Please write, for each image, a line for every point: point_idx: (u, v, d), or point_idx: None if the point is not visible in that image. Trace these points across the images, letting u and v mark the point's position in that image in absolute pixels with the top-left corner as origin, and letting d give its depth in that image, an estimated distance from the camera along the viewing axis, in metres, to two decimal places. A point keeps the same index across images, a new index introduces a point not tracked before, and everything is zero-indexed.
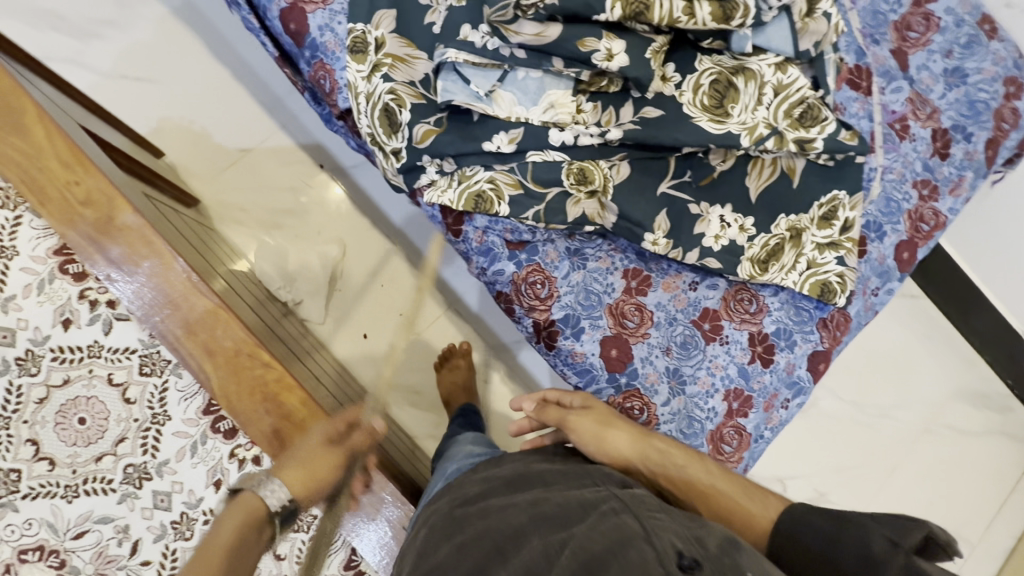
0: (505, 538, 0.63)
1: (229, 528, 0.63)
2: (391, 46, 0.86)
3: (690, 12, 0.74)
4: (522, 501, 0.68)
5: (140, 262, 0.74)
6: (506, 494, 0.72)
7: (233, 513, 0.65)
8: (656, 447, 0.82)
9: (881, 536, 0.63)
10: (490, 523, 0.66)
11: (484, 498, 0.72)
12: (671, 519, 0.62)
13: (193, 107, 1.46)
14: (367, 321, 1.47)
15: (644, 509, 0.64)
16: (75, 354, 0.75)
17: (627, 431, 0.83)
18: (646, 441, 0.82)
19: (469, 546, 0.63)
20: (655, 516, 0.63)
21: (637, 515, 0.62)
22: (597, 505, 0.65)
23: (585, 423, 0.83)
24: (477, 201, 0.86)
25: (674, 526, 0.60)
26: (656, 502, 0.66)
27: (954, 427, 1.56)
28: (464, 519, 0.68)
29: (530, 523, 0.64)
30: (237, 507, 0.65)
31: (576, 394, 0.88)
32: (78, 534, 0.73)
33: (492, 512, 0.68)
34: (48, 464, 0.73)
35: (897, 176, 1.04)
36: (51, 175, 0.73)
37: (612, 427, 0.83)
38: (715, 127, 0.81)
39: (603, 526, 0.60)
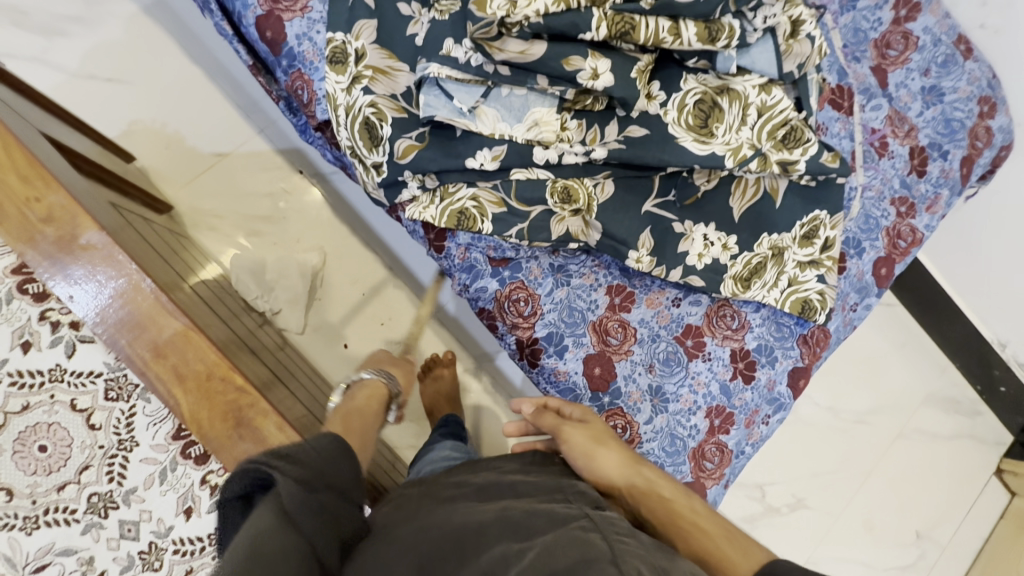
0: (465, 535, 0.61)
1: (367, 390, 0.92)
2: (372, 58, 0.84)
3: (676, 33, 0.74)
4: (489, 507, 0.66)
5: (105, 282, 0.71)
6: (476, 500, 0.70)
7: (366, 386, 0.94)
8: (645, 475, 0.79)
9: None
10: (453, 521, 0.64)
11: (453, 502, 0.70)
12: (642, 547, 0.60)
13: (166, 109, 1.41)
14: (347, 330, 1.44)
15: (613, 532, 0.62)
16: (35, 379, 0.72)
17: (617, 452, 0.81)
18: (635, 467, 0.80)
19: (426, 540, 0.61)
20: (624, 540, 0.61)
21: (605, 536, 0.61)
22: (566, 519, 0.63)
23: (578, 437, 0.82)
24: (459, 218, 0.85)
25: (644, 552, 0.58)
26: (627, 527, 0.64)
27: (927, 432, 1.59)
28: (428, 516, 0.66)
29: (495, 525, 0.62)
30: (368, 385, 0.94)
31: (577, 406, 0.87)
32: (39, 567, 0.69)
33: (457, 513, 0.66)
34: (5, 494, 0.69)
35: (875, 193, 1.05)
36: (10, 191, 0.69)
37: (604, 446, 0.82)
38: (700, 148, 0.81)
39: (569, 541, 0.58)
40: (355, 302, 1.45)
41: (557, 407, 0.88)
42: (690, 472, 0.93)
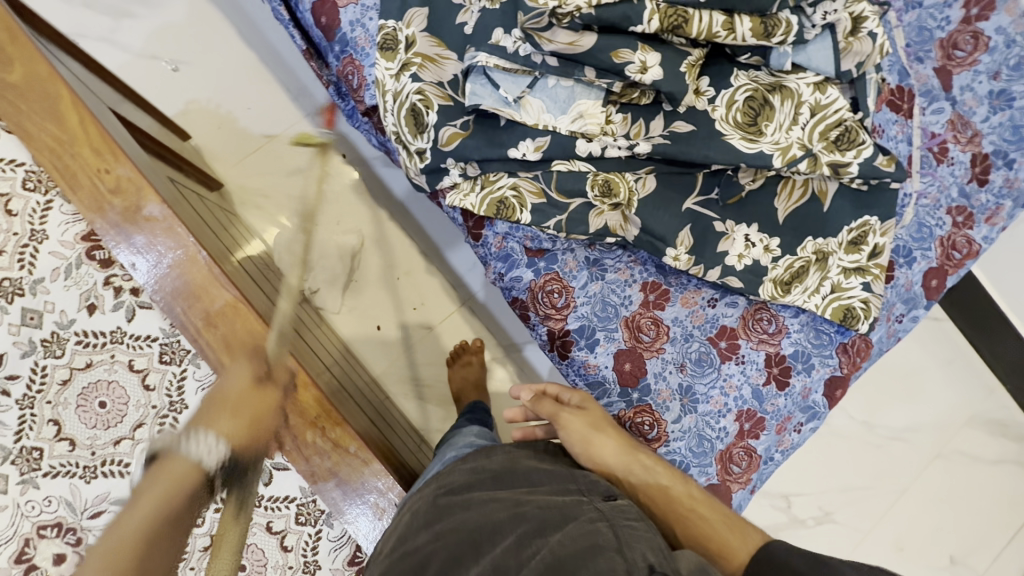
0: (483, 532, 0.63)
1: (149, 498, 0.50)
2: (421, 46, 0.86)
3: (729, 27, 0.73)
4: (505, 497, 0.67)
5: (164, 253, 0.75)
6: (491, 488, 0.71)
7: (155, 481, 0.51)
8: (643, 463, 0.79)
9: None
10: (470, 517, 0.65)
11: (469, 490, 0.71)
12: (647, 530, 0.61)
13: (220, 90, 1.47)
14: (380, 312, 1.47)
15: (620, 517, 0.63)
16: (98, 339, 0.77)
17: (614, 440, 0.80)
18: (633, 456, 0.79)
19: (449, 537, 0.64)
20: (632, 526, 0.61)
21: (613, 524, 0.61)
22: (576, 508, 0.64)
23: (577, 423, 0.82)
24: (499, 207, 0.87)
25: (650, 537, 0.59)
26: (634, 510, 0.65)
27: (969, 454, 1.52)
28: (448, 507, 0.68)
29: (511, 520, 0.63)
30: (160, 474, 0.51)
31: (575, 393, 0.87)
32: (95, 513, 0.74)
33: (474, 504, 0.67)
34: (68, 444, 0.75)
35: (931, 201, 1.01)
36: (83, 162, 0.74)
37: (603, 433, 0.81)
38: (747, 146, 0.79)
39: (577, 531, 0.59)
40: (390, 287, 1.49)
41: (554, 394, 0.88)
42: (716, 474, 0.93)
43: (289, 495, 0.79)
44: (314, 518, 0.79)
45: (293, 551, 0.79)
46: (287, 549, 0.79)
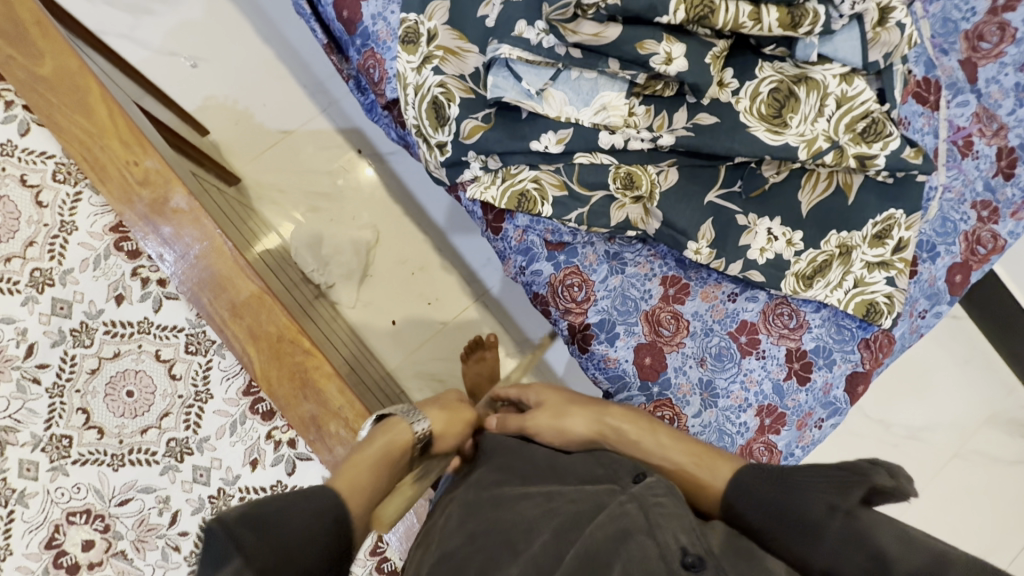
0: (517, 527, 0.62)
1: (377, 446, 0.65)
2: (443, 38, 0.86)
3: (756, 17, 0.72)
4: (535, 493, 0.67)
5: (191, 244, 0.76)
6: (520, 485, 0.70)
7: (382, 434, 0.67)
8: (611, 425, 0.78)
9: (821, 501, 0.57)
10: (503, 515, 0.65)
11: (499, 486, 0.71)
12: (679, 504, 0.59)
13: (238, 86, 1.48)
14: (395, 307, 1.48)
15: (648, 494, 0.61)
16: (126, 329, 0.78)
17: (580, 415, 0.80)
18: (600, 421, 0.78)
19: (483, 537, 0.62)
20: (661, 503, 0.59)
21: (642, 504, 0.60)
22: (607, 497, 0.64)
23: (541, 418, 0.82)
24: (520, 200, 0.87)
25: (681, 513, 0.57)
26: (661, 482, 0.63)
27: (988, 454, 1.50)
28: (478, 507, 0.68)
29: (543, 517, 0.62)
30: (385, 430, 0.67)
31: (530, 391, 0.90)
32: (123, 501, 0.76)
33: (505, 503, 0.67)
34: (97, 432, 0.76)
35: (955, 195, 0.99)
36: (112, 154, 0.75)
37: (566, 416, 0.81)
38: (773, 138, 0.79)
39: (605, 519, 0.59)
40: (406, 282, 1.49)
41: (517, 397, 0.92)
42: None
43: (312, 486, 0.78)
44: None
45: None
46: None
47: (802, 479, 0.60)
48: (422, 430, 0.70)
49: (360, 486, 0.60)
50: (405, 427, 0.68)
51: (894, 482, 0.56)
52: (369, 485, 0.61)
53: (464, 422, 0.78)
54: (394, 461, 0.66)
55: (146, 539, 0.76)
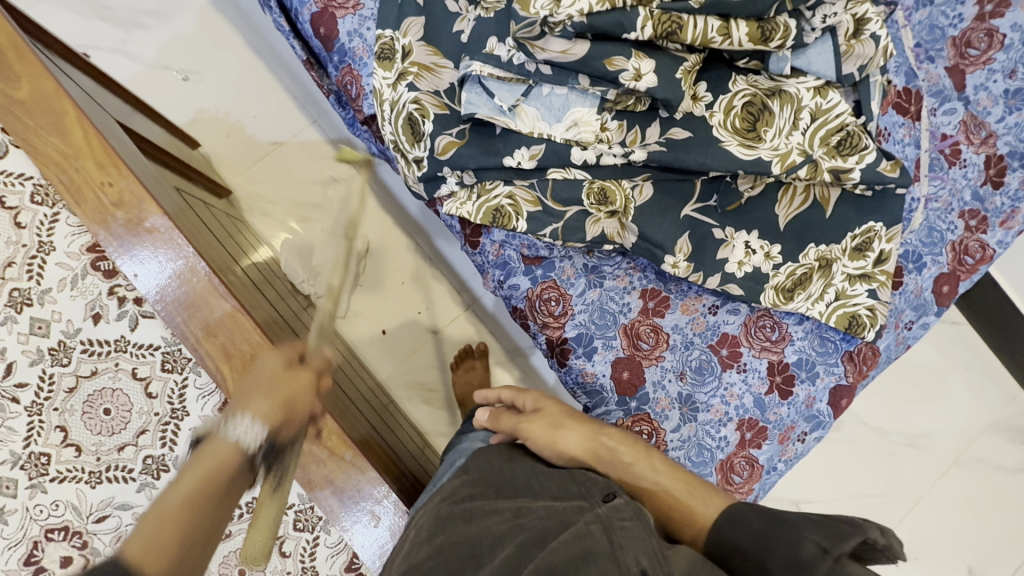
0: (484, 541, 0.63)
1: (192, 474, 0.56)
2: (418, 54, 0.86)
3: (725, 32, 0.72)
4: (506, 508, 0.66)
5: (166, 264, 0.77)
6: (494, 499, 0.69)
7: (199, 458, 0.57)
8: (606, 445, 0.76)
9: (811, 542, 0.56)
10: (472, 530, 0.65)
11: (470, 501, 0.70)
12: (644, 528, 0.58)
13: (228, 98, 1.49)
14: (386, 316, 1.49)
15: (614, 517, 0.60)
16: (102, 347, 0.79)
17: (576, 431, 0.77)
18: (595, 438, 0.76)
19: (449, 551, 0.63)
20: (627, 528, 0.58)
21: (607, 528, 0.59)
22: (573, 514, 0.62)
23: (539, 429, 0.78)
24: (495, 216, 0.86)
25: (645, 538, 0.56)
26: (630, 505, 0.61)
27: (988, 462, 1.47)
28: (450, 518, 0.68)
29: (510, 532, 0.62)
30: (204, 452, 0.58)
31: (528, 396, 0.84)
32: (100, 518, 0.76)
33: (476, 517, 0.67)
34: (74, 450, 0.77)
35: (942, 204, 0.97)
36: (88, 176, 0.76)
37: (564, 428, 0.78)
38: (745, 153, 0.78)
39: (570, 536, 0.58)
40: (396, 292, 1.50)
41: (511, 398, 0.87)
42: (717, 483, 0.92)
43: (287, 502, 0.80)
44: (312, 526, 0.80)
45: (292, 557, 0.81)
46: (286, 554, 0.80)
47: (796, 519, 0.59)
48: (245, 435, 0.59)
49: (159, 549, 0.50)
50: (223, 445, 0.58)
51: (886, 539, 0.56)
52: (177, 540, 0.51)
53: (298, 391, 0.67)
54: (225, 484, 0.57)
55: None
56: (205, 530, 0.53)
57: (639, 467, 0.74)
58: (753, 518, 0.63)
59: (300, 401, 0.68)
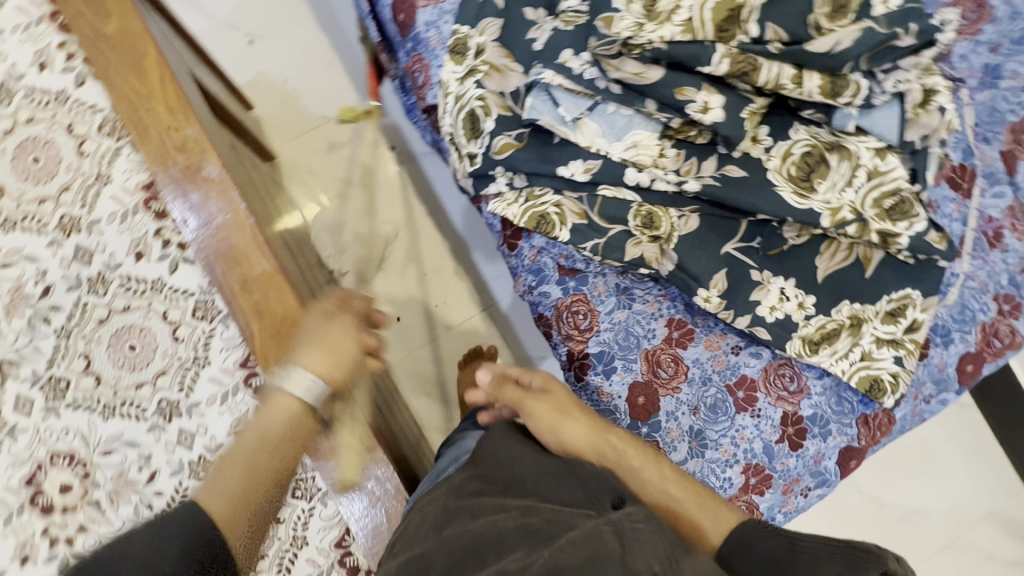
0: (488, 540, 0.61)
1: (267, 418, 0.68)
2: (490, 54, 0.88)
3: (798, 81, 0.73)
4: (513, 507, 0.65)
5: (215, 214, 0.78)
6: (500, 496, 0.69)
7: (270, 407, 0.69)
8: (611, 445, 0.77)
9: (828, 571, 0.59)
10: (478, 528, 0.63)
11: (478, 496, 0.69)
12: (654, 532, 0.57)
13: (289, 67, 1.53)
14: (403, 305, 1.50)
15: (626, 520, 0.58)
16: (140, 285, 0.80)
17: (583, 423, 0.78)
18: (602, 436, 0.77)
19: (455, 542, 0.62)
20: (637, 528, 0.57)
21: (617, 531, 0.57)
22: (580, 518, 0.60)
23: (542, 409, 0.80)
24: (539, 221, 0.87)
25: (656, 543, 0.55)
26: (640, 509, 0.60)
27: (980, 552, 1.45)
28: (456, 513, 0.68)
29: (516, 531, 0.60)
30: (273, 403, 0.69)
31: (537, 375, 0.86)
32: (106, 451, 0.77)
33: (482, 513, 0.66)
34: (94, 380, 0.78)
35: (978, 284, 0.96)
36: (157, 118, 0.79)
37: (568, 418, 0.79)
38: (797, 201, 0.78)
39: (580, 536, 0.57)
40: (418, 281, 1.51)
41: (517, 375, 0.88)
42: None
43: None
44: (310, 493, 0.80)
45: (284, 523, 0.79)
46: (279, 520, 0.79)
47: (812, 547, 0.62)
48: (303, 389, 0.69)
49: (219, 497, 0.62)
50: (283, 394, 0.69)
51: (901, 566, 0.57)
52: (240, 475, 0.65)
53: (348, 342, 0.73)
54: (291, 425, 0.69)
55: (121, 493, 0.77)
56: (264, 467, 0.67)
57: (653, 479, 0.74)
58: (766, 544, 0.65)
59: (346, 344, 0.73)
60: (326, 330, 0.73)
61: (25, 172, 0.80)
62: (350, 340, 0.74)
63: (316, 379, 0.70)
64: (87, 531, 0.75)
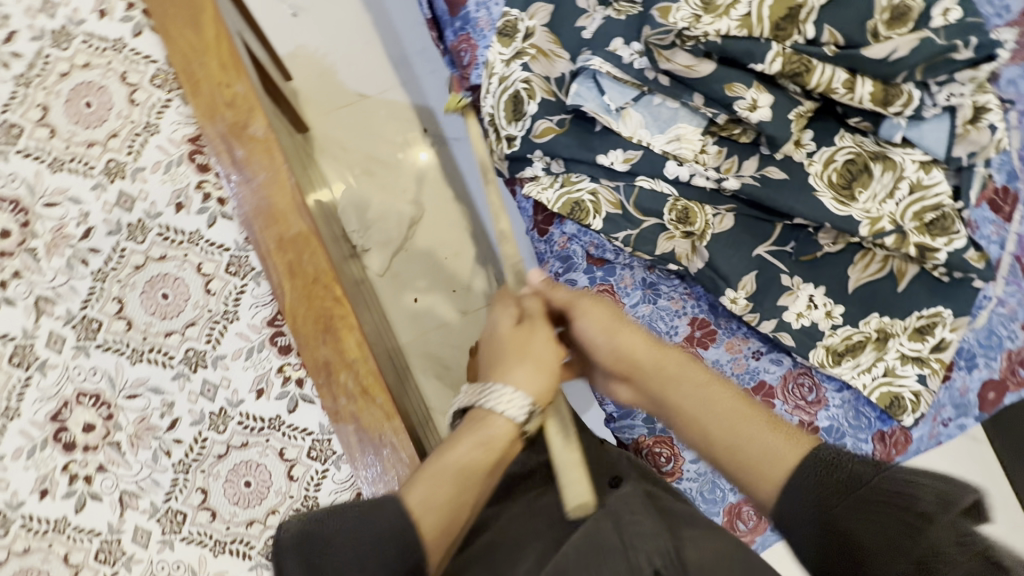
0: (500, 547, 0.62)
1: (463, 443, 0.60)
2: (539, 38, 0.89)
3: (849, 87, 0.72)
4: (516, 512, 0.67)
5: (257, 172, 0.79)
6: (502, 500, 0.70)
7: (470, 429, 0.61)
8: (674, 356, 0.66)
9: (929, 492, 0.48)
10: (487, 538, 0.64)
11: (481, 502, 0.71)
12: (654, 521, 0.57)
13: (330, 42, 1.54)
14: (422, 287, 1.51)
15: (624, 513, 0.58)
16: (178, 236, 0.81)
17: (637, 334, 0.67)
18: (662, 351, 0.67)
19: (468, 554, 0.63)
20: (637, 519, 0.57)
21: (617, 524, 0.57)
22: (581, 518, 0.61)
23: (598, 313, 0.68)
24: (573, 208, 0.87)
25: (655, 536, 0.55)
26: (637, 500, 0.61)
27: None
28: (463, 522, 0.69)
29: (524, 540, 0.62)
30: (475, 422, 0.61)
31: None
32: (131, 395, 0.79)
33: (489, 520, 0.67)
34: (125, 324, 0.79)
35: (1008, 311, 0.94)
36: (209, 73, 0.80)
37: (623, 327, 0.68)
38: (838, 208, 0.78)
39: (581, 537, 0.57)
40: (438, 264, 1.52)
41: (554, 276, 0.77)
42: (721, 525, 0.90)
43: (307, 428, 0.80)
44: (325, 457, 0.79)
45: (298, 483, 0.79)
46: (293, 479, 0.79)
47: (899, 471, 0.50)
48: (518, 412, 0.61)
49: (431, 515, 0.54)
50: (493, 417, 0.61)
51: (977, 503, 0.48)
52: (449, 508, 0.55)
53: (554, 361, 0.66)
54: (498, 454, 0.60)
55: (142, 436, 0.78)
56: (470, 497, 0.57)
57: (720, 406, 0.61)
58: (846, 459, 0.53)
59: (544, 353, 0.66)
60: (524, 339, 0.66)
61: (76, 114, 0.81)
62: (546, 347, 0.66)
63: (523, 395, 0.62)
64: (106, 471, 0.77)
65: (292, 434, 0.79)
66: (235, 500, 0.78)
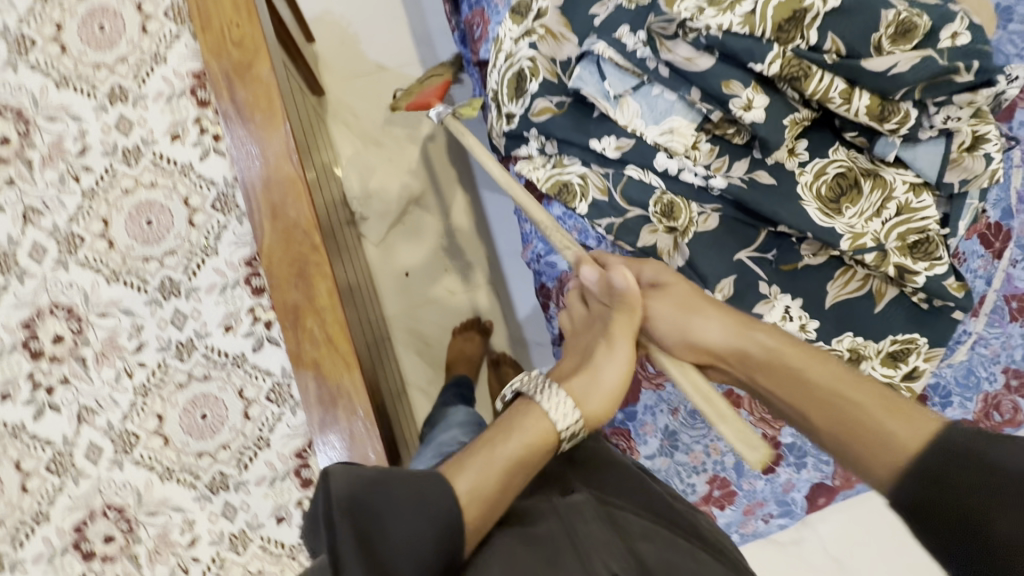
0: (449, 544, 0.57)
1: (525, 429, 0.61)
2: (549, 19, 0.88)
3: (847, 97, 0.73)
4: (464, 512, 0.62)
5: (255, 113, 0.81)
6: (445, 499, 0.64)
7: (527, 421, 0.62)
8: (755, 341, 0.69)
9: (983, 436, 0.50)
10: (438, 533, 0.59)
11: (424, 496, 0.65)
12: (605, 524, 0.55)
13: (357, 10, 1.56)
14: (414, 261, 1.52)
15: (573, 514, 0.56)
16: (170, 166, 0.82)
17: (718, 319, 0.72)
18: (744, 331, 0.70)
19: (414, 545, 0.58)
20: (586, 519, 0.55)
21: (568, 526, 0.54)
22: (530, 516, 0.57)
23: (666, 308, 0.74)
24: (561, 189, 0.88)
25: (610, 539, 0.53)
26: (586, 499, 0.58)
27: None
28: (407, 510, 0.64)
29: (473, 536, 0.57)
30: (532, 418, 0.62)
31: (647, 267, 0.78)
32: (103, 313, 0.80)
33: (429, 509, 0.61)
34: (107, 244, 0.81)
35: (990, 352, 0.94)
36: (221, 11, 0.81)
37: (698, 313, 0.73)
38: (822, 219, 0.78)
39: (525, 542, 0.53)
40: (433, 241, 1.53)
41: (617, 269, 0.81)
42: None
43: (269, 369, 0.81)
44: (282, 401, 0.80)
45: (252, 423, 0.80)
46: (248, 418, 0.80)
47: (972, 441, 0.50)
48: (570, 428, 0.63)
49: (479, 499, 0.54)
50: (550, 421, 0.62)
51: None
52: (494, 492, 0.55)
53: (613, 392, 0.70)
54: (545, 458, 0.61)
55: (107, 355, 0.80)
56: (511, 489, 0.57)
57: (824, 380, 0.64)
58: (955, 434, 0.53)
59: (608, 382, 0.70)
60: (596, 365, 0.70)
61: (88, 36, 0.82)
62: (614, 375, 0.70)
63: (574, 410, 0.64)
64: (68, 384, 0.79)
65: (253, 373, 0.81)
66: (189, 430, 0.80)
